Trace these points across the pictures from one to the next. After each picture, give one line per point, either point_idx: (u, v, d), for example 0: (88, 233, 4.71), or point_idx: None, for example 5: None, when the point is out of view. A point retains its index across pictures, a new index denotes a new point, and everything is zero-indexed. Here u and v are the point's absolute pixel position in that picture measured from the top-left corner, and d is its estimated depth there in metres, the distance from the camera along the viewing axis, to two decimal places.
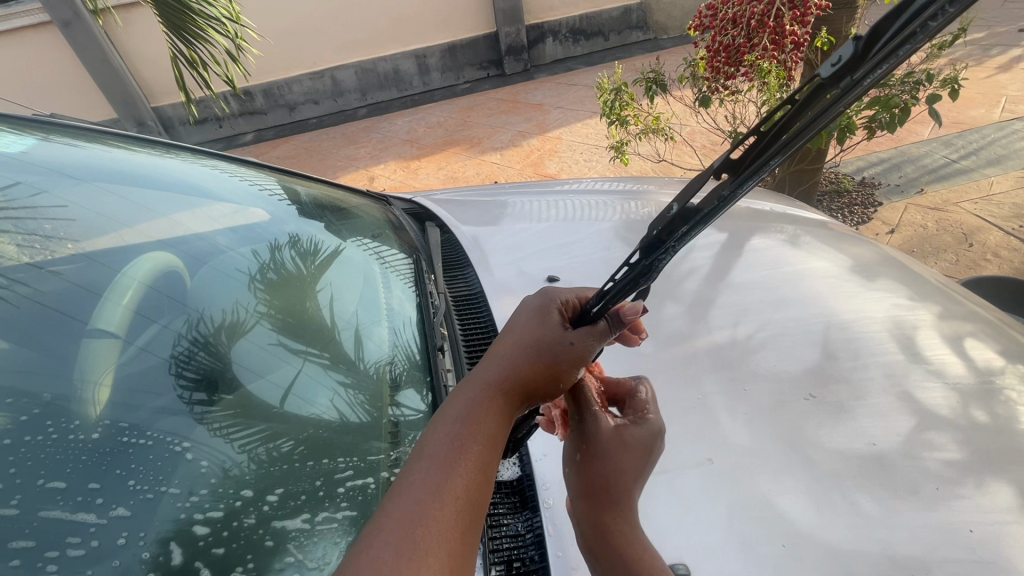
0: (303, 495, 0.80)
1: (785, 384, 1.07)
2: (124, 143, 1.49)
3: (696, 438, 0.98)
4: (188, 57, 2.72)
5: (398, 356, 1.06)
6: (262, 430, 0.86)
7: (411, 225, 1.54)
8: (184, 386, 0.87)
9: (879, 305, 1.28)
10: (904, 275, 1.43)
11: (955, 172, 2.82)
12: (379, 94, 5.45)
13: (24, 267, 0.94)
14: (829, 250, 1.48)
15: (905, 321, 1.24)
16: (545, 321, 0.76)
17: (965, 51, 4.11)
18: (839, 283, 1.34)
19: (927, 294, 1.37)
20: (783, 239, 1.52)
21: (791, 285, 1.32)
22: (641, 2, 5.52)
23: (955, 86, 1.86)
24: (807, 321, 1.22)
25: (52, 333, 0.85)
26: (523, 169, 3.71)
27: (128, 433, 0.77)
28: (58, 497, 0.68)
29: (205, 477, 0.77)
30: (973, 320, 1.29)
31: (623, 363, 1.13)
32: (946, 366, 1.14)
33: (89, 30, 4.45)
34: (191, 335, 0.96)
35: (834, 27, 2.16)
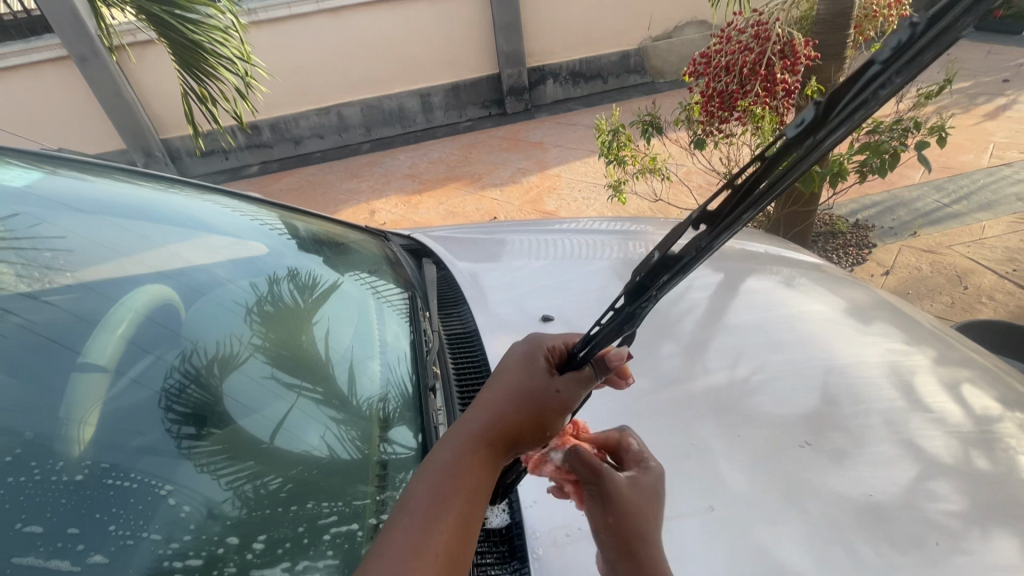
0: (287, 542, 0.78)
1: (784, 430, 1.06)
2: (130, 177, 1.52)
3: (693, 484, 0.97)
4: (198, 93, 2.80)
5: (390, 393, 1.05)
6: (249, 468, 0.84)
7: (409, 261, 1.56)
8: (172, 421, 0.86)
9: (875, 348, 1.28)
10: (899, 318, 1.44)
11: (947, 216, 2.87)
12: (383, 130, 5.59)
13: (17, 298, 0.94)
14: (824, 292, 1.49)
15: (902, 365, 1.24)
16: (529, 369, 0.75)
17: (952, 100, 4.25)
18: (834, 326, 1.35)
19: (923, 338, 1.37)
20: (779, 281, 1.53)
21: (787, 327, 1.33)
22: (639, 47, 5.73)
23: (942, 133, 1.91)
24: (805, 365, 1.21)
25: (43, 365, 0.84)
26: (522, 205, 3.77)
27: (111, 475, 0.75)
28: (36, 543, 0.66)
29: (187, 524, 0.75)
30: (970, 366, 1.29)
31: (618, 403, 1.11)
32: (945, 412, 1.13)
33: (105, 66, 4.61)
34: (183, 367, 0.95)
35: (823, 75, 2.23)
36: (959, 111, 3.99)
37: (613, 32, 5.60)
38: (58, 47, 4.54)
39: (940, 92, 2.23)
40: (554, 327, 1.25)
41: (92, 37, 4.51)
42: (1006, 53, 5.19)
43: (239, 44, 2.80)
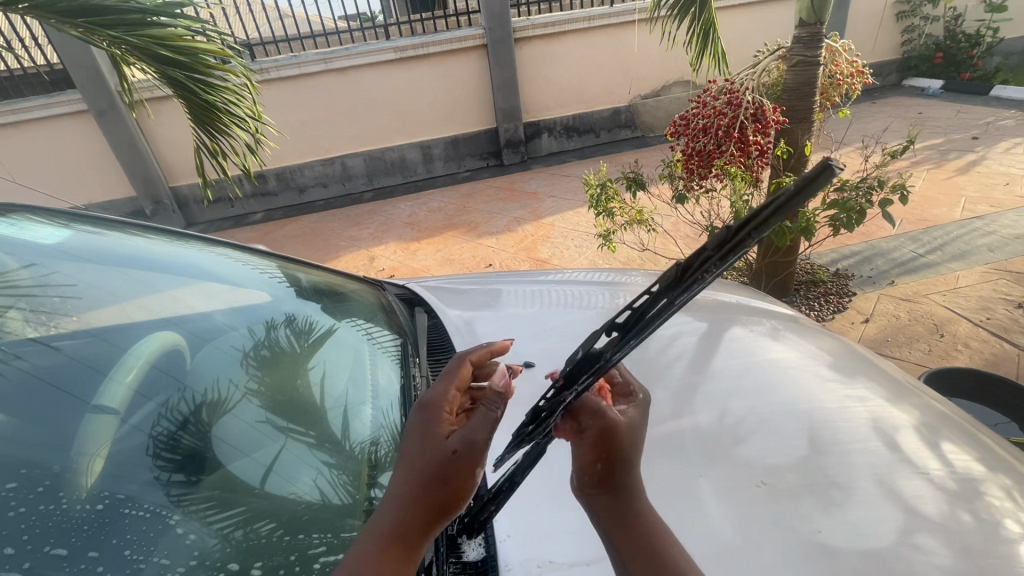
0: (281, 570, 0.84)
1: (773, 481, 1.10)
2: (139, 230, 1.62)
3: (678, 521, 1.03)
4: (210, 148, 3.01)
5: (382, 436, 1.11)
6: (241, 511, 0.89)
7: (402, 309, 1.65)
8: (163, 467, 0.91)
9: (859, 400, 1.35)
10: (877, 373, 1.51)
11: (923, 266, 2.99)
12: (385, 180, 5.81)
13: (28, 343, 1.02)
14: (803, 343, 1.58)
15: (885, 420, 1.30)
16: (430, 431, 0.70)
17: (925, 155, 4.48)
18: (816, 377, 1.41)
19: (900, 393, 1.44)
20: (762, 331, 1.61)
21: (770, 374, 1.40)
22: (629, 104, 6.05)
23: (904, 190, 2.05)
24: (790, 412, 1.28)
25: (50, 407, 0.91)
26: (516, 252, 3.90)
27: (126, 505, 0.83)
28: (63, 564, 0.75)
29: (188, 553, 0.82)
30: (946, 422, 1.35)
31: None
32: (929, 466, 1.19)
33: (122, 119, 4.87)
34: (173, 414, 1.01)
35: (791, 138, 2.41)
36: (931, 166, 4.21)
37: (604, 90, 5.92)
38: (78, 101, 4.79)
39: (902, 153, 2.40)
40: (538, 372, 1.31)
41: (112, 93, 4.78)
42: (975, 112, 5.50)
43: (251, 104, 3.01)
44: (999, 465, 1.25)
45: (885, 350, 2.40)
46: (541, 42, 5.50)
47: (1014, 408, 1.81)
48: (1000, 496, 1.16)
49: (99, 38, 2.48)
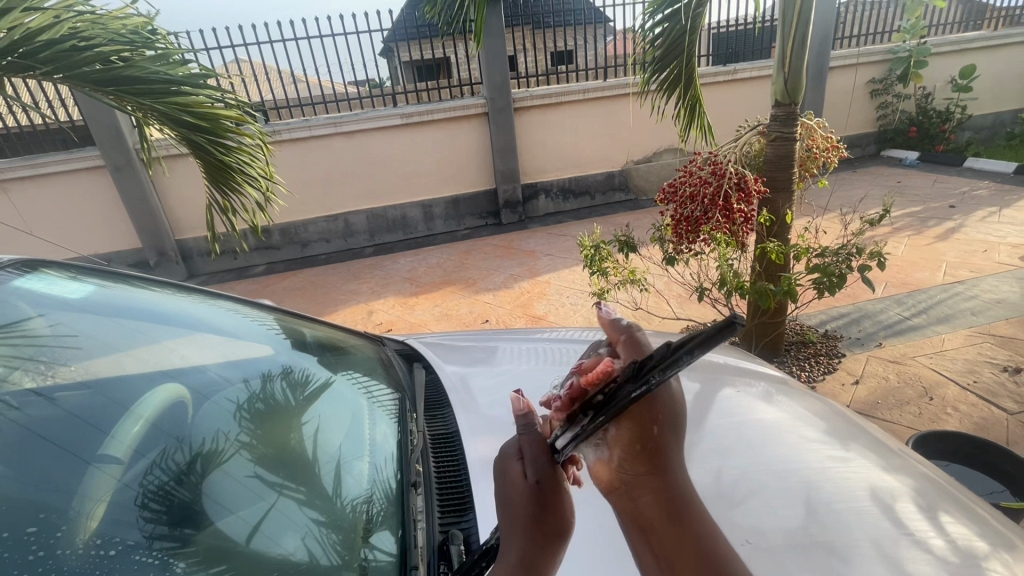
0: None
1: (775, 552, 1.10)
2: (144, 283, 1.68)
3: None
4: (222, 204, 3.15)
5: (375, 495, 1.12)
6: (226, 570, 0.89)
7: (400, 364, 1.69)
8: (149, 520, 0.92)
9: (858, 468, 1.38)
10: (872, 441, 1.54)
11: (909, 328, 3.07)
12: (386, 236, 5.99)
13: (27, 393, 1.04)
14: (797, 407, 1.61)
15: (882, 490, 1.31)
16: (511, 476, 0.82)
17: (906, 222, 4.68)
18: (813, 445, 1.43)
19: (895, 462, 1.46)
20: (757, 394, 1.65)
21: (763, 438, 1.43)
22: (622, 169, 6.35)
23: (881, 257, 2.19)
24: (787, 478, 1.30)
25: (47, 457, 0.93)
26: (513, 309, 3.98)
27: (140, 552, 0.87)
28: None
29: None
30: (943, 493, 1.36)
31: None
32: (929, 539, 1.19)
33: (137, 175, 5.07)
34: (167, 466, 1.03)
35: (773, 206, 2.55)
36: (911, 232, 4.39)
37: (598, 155, 6.23)
38: (96, 158, 5.01)
39: (880, 221, 2.54)
40: None
41: (130, 151, 5.02)
42: (950, 182, 5.79)
43: (264, 165, 3.19)
44: (998, 539, 1.25)
45: (876, 413, 2.42)
46: (539, 111, 5.85)
47: (1005, 474, 1.82)
48: (999, 571, 1.15)
49: (128, 104, 2.66)
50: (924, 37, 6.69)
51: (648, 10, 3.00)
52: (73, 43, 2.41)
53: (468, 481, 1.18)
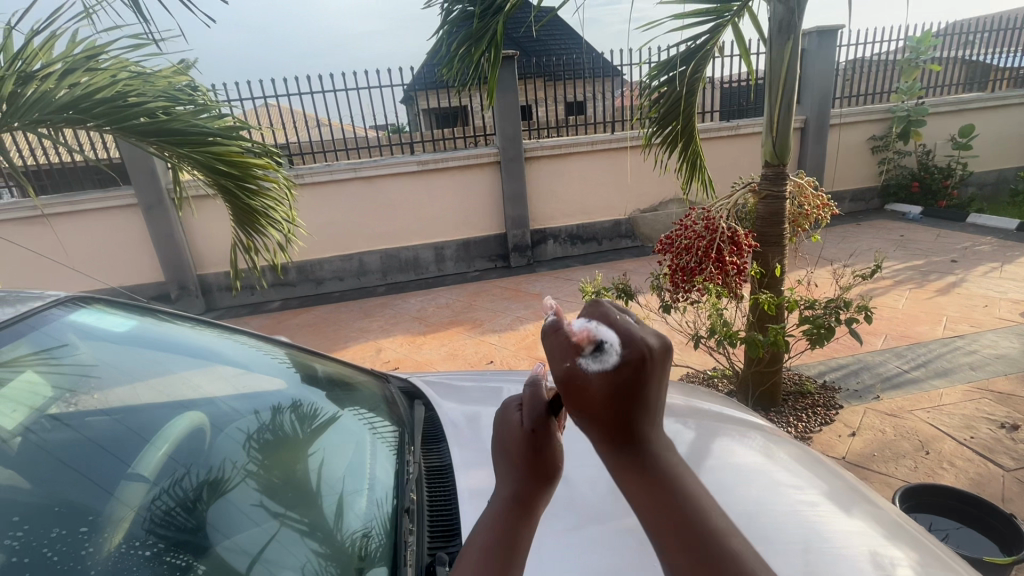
0: None
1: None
2: (170, 315, 1.82)
3: None
4: (246, 245, 3.37)
5: (372, 528, 1.18)
6: None
7: (402, 401, 1.79)
8: (156, 541, 1.01)
9: (853, 531, 1.41)
10: (870, 504, 1.57)
11: (908, 381, 3.10)
12: (398, 276, 6.18)
13: (45, 419, 1.15)
14: (793, 464, 1.67)
15: (881, 556, 1.34)
16: (509, 423, 0.76)
17: (908, 275, 4.75)
18: (809, 504, 1.47)
19: (895, 528, 1.48)
20: (753, 447, 1.72)
21: (760, 493, 1.48)
22: (629, 217, 6.55)
23: (868, 311, 2.31)
24: (784, 536, 1.33)
25: (66, 476, 1.04)
26: (517, 350, 4.08)
27: (170, 554, 0.99)
28: None
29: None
30: (940, 562, 1.38)
31: (603, 549, 1.22)
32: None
33: (166, 213, 5.37)
34: (179, 490, 1.13)
35: (765, 260, 2.68)
36: (913, 286, 4.46)
37: (606, 203, 6.45)
38: (130, 196, 5.33)
39: (871, 276, 2.65)
40: None
41: (163, 191, 5.34)
42: (952, 236, 5.88)
43: (287, 209, 3.41)
44: None
45: (871, 465, 2.43)
46: (549, 160, 6.12)
47: (995, 531, 1.85)
48: None
49: (167, 152, 2.90)
50: (921, 98, 6.96)
51: (649, 73, 3.22)
52: (124, 99, 2.66)
53: (458, 509, 1.26)
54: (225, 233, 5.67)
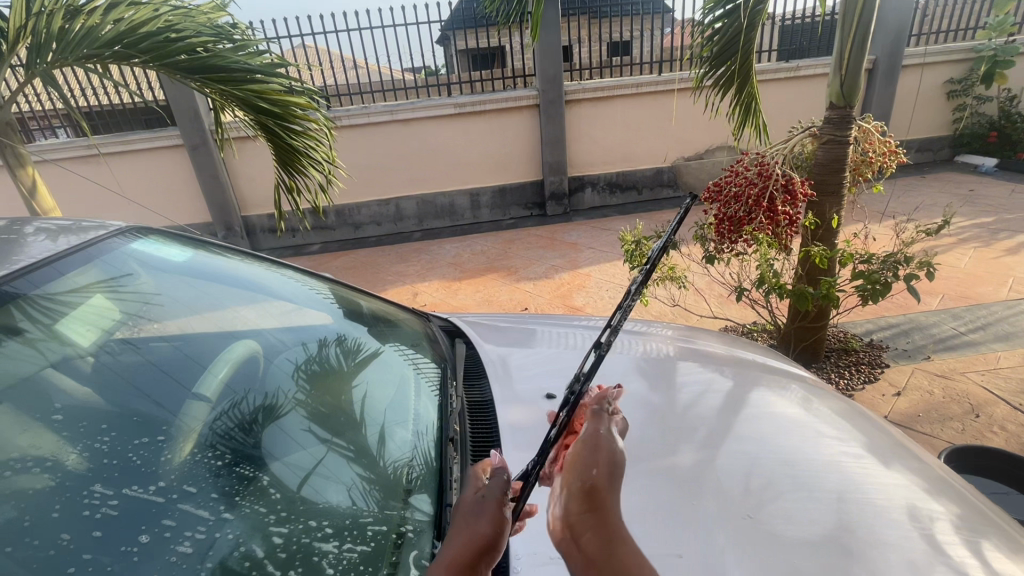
0: (316, 556, 0.94)
1: (798, 547, 1.13)
2: (222, 249, 1.88)
3: (695, 550, 1.11)
4: (288, 185, 3.38)
5: (415, 455, 1.22)
6: (283, 502, 1.03)
7: (444, 339, 1.83)
8: (219, 454, 1.08)
9: (898, 486, 1.38)
10: (913, 461, 1.52)
11: (963, 343, 2.95)
12: (434, 222, 6.19)
13: (117, 341, 1.23)
14: (833, 417, 1.63)
15: (920, 509, 1.31)
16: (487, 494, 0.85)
17: (974, 233, 4.42)
18: (852, 457, 1.44)
19: (938, 484, 1.44)
20: (792, 398, 1.68)
21: (797, 444, 1.45)
22: (672, 165, 6.28)
23: (930, 268, 2.17)
24: (818, 484, 1.32)
25: (138, 393, 1.12)
26: (552, 299, 4.08)
27: (233, 467, 1.06)
28: (158, 510, 0.92)
29: (231, 534, 0.94)
30: (984, 520, 1.34)
31: (632, 489, 1.24)
32: (964, 564, 1.17)
33: (211, 154, 5.47)
34: (237, 412, 1.20)
35: (821, 210, 2.55)
36: (978, 244, 4.17)
37: (648, 151, 6.19)
38: (176, 137, 5.44)
39: (936, 230, 2.48)
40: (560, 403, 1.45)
41: (206, 132, 5.41)
42: None
43: (327, 150, 3.37)
44: None
45: (915, 426, 2.37)
46: (590, 104, 5.86)
47: None
48: None
49: (208, 89, 2.88)
50: (1013, 34, 6.21)
51: (705, 6, 2.97)
52: (166, 34, 2.67)
53: (499, 443, 1.29)
54: (267, 174, 5.76)
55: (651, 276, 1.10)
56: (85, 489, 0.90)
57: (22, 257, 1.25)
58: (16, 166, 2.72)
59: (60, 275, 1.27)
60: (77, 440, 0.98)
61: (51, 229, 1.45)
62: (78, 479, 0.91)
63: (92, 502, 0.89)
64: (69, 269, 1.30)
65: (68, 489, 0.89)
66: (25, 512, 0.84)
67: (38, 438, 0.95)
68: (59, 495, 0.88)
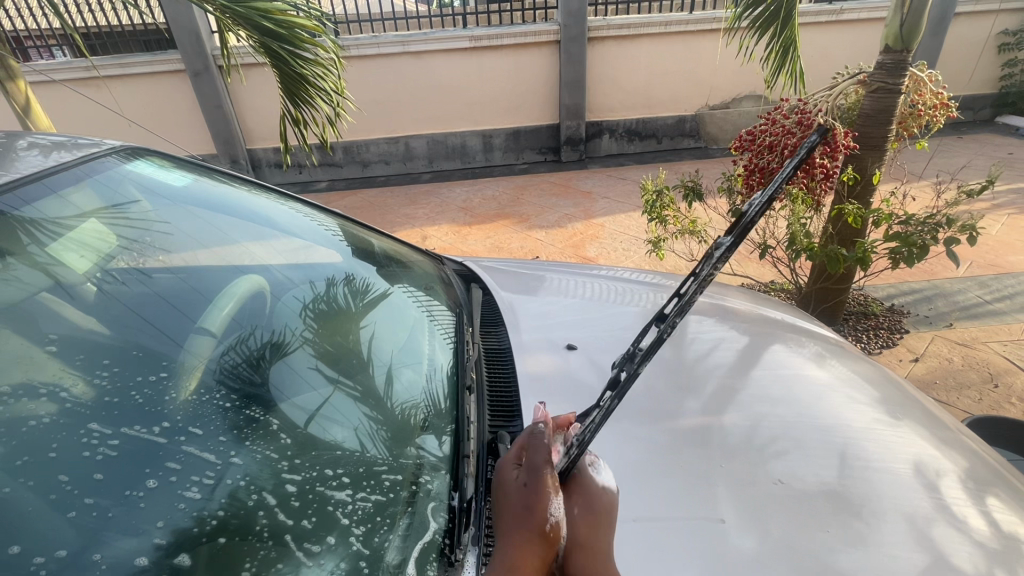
0: (328, 504, 0.91)
1: (806, 506, 1.09)
2: (226, 178, 1.77)
3: (708, 504, 1.08)
4: (294, 116, 3.19)
5: (429, 401, 1.18)
6: (291, 445, 0.99)
7: (458, 283, 1.76)
8: (226, 393, 1.04)
9: (911, 443, 1.33)
10: (927, 418, 1.47)
11: (987, 312, 2.86)
12: (445, 163, 5.99)
13: (128, 269, 1.18)
14: (850, 374, 1.57)
15: (929, 466, 1.27)
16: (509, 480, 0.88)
17: (1009, 198, 4.22)
18: (871, 418, 1.38)
19: (952, 442, 1.39)
20: (810, 355, 1.62)
21: (813, 402, 1.40)
22: (696, 114, 5.97)
23: (973, 232, 2.06)
24: (832, 442, 1.27)
25: (140, 327, 1.06)
26: (564, 248, 3.97)
27: (243, 408, 1.02)
28: (162, 451, 0.88)
29: (241, 479, 0.90)
30: (995, 481, 1.30)
31: (639, 445, 1.20)
32: (970, 523, 1.14)
33: (213, 80, 5.22)
34: (242, 349, 1.15)
35: (861, 165, 2.41)
36: (1012, 211, 3.99)
37: (671, 97, 5.87)
38: (177, 61, 5.19)
39: (982, 191, 2.32)
40: (576, 355, 1.40)
41: (208, 56, 5.13)
42: None
43: (335, 79, 3.16)
44: None
45: (931, 393, 2.33)
46: (614, 42, 5.50)
47: None
48: None
49: (210, 6, 2.69)
50: None
51: None
52: None
53: (517, 391, 1.25)
54: (272, 105, 5.53)
55: (739, 244, 0.89)
56: (81, 428, 0.85)
57: (6, 176, 1.15)
58: (8, 80, 2.58)
59: (51, 197, 1.19)
60: (75, 373, 0.93)
61: (46, 144, 1.36)
62: (73, 416, 0.86)
63: (90, 442, 0.84)
64: (61, 189, 1.22)
65: (64, 427, 0.84)
66: (20, 450, 0.79)
67: (33, 368, 0.90)
68: (59, 431, 0.84)
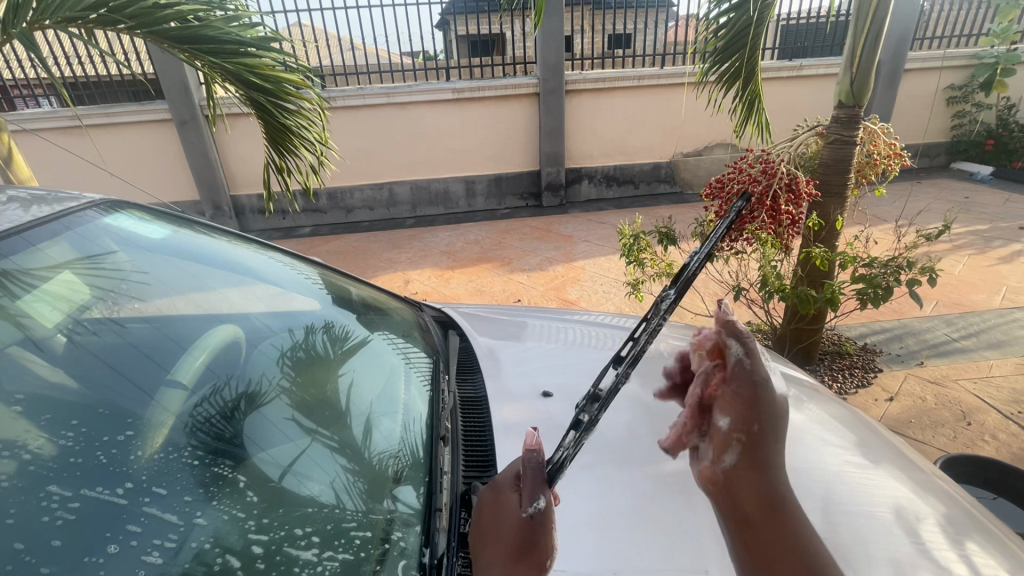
0: (295, 565, 0.88)
1: None
2: (206, 228, 1.79)
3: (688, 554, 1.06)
4: (278, 165, 3.24)
5: (404, 450, 1.16)
6: (261, 503, 0.96)
7: (436, 329, 1.77)
8: (195, 447, 1.01)
9: (889, 488, 1.34)
10: (902, 461, 1.49)
11: (955, 350, 2.95)
12: (428, 209, 6.10)
13: (100, 320, 1.17)
14: (826, 417, 1.59)
15: (908, 511, 1.28)
16: (504, 504, 0.90)
17: (968, 240, 4.42)
18: (847, 461, 1.40)
19: (929, 486, 1.41)
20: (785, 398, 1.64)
21: (791, 445, 1.41)
22: (670, 161, 6.23)
23: (932, 273, 2.15)
24: (811, 487, 1.27)
25: (111, 380, 1.05)
26: (545, 291, 4.02)
27: (212, 462, 1.00)
28: (124, 513, 0.85)
29: (206, 541, 0.87)
30: (972, 525, 1.31)
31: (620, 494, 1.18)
32: (950, 569, 1.14)
33: (200, 129, 5.32)
34: (216, 400, 1.13)
35: (824, 211, 2.52)
36: (973, 252, 4.16)
37: (646, 145, 6.13)
38: (164, 111, 5.28)
39: (939, 234, 2.44)
40: (554, 401, 1.40)
41: (196, 106, 5.25)
42: None
43: (320, 130, 3.24)
44: None
45: (907, 432, 2.36)
46: (591, 95, 5.78)
47: None
48: None
49: (199, 61, 2.78)
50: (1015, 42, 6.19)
51: None
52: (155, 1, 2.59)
53: (493, 441, 1.24)
54: (257, 152, 5.62)
55: (685, 292, 0.94)
56: (40, 491, 0.83)
57: None
58: None
59: (27, 250, 1.19)
60: (40, 432, 0.91)
61: (24, 197, 1.37)
62: (32, 479, 0.84)
63: (48, 506, 0.81)
64: (37, 242, 1.23)
65: (21, 490, 0.82)
66: None
67: None
68: (16, 496, 0.81)
